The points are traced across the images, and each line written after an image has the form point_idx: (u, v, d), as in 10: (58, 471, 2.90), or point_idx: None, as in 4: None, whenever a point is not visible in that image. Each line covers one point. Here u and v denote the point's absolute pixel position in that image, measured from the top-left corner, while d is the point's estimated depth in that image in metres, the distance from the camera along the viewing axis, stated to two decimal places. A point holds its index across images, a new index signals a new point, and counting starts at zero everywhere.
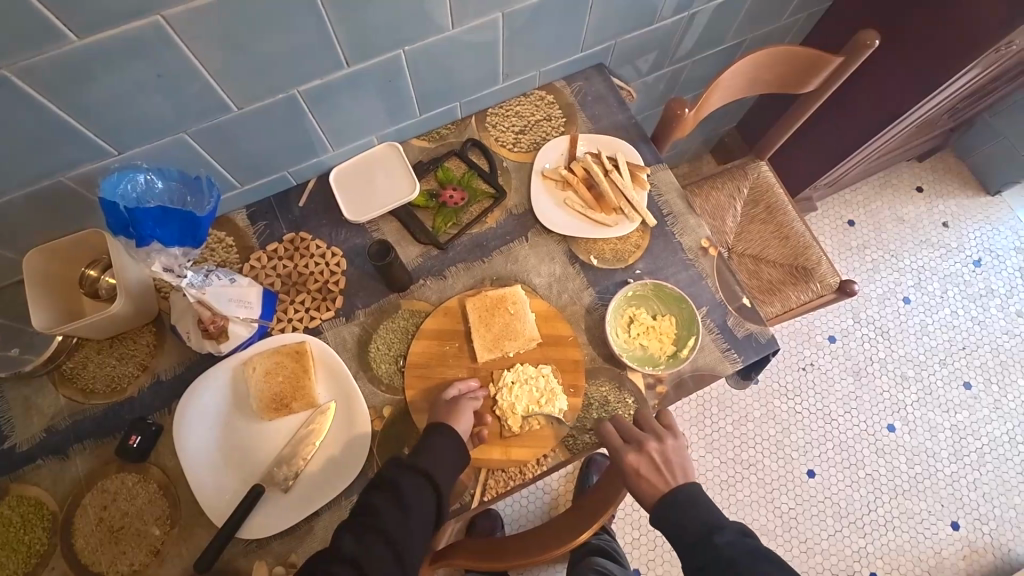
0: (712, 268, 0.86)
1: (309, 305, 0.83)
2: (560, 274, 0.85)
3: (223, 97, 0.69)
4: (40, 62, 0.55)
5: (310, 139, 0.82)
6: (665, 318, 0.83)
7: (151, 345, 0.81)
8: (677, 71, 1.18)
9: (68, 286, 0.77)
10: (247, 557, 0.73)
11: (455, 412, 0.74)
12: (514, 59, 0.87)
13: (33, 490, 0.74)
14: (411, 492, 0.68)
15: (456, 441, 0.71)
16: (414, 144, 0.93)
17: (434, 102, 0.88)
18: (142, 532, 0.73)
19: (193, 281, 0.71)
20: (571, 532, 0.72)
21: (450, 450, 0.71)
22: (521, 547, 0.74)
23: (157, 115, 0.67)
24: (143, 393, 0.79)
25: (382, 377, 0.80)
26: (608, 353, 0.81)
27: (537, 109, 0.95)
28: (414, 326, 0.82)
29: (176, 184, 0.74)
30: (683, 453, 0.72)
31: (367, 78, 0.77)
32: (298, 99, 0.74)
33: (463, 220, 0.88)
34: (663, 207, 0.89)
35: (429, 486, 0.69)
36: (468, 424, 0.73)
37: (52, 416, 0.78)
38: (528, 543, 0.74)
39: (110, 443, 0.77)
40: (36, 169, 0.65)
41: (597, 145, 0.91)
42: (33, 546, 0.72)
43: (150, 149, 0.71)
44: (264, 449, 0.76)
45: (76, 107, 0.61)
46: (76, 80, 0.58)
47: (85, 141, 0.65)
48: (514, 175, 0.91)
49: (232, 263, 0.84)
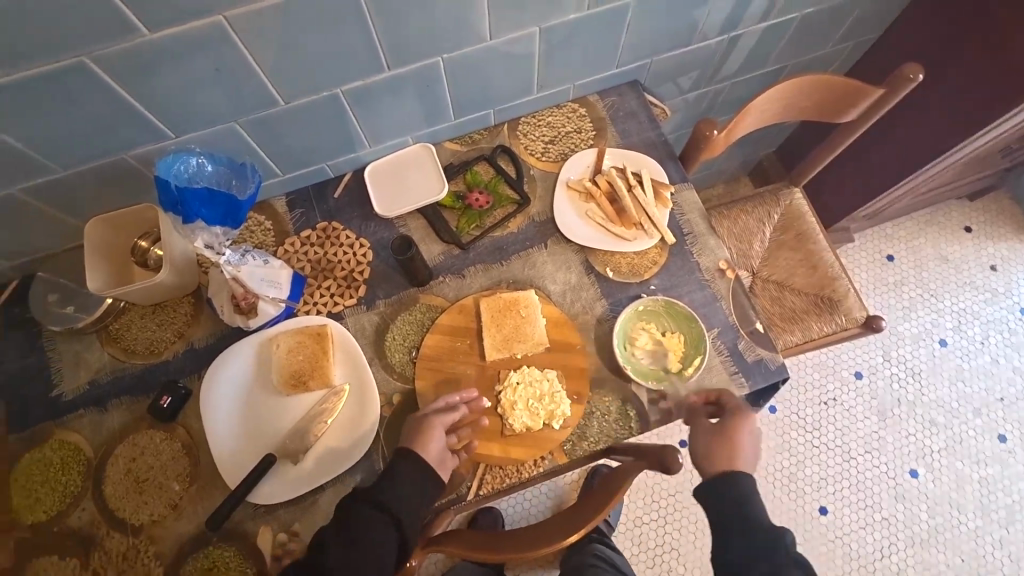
0: (728, 291, 0.87)
1: (333, 291, 0.87)
2: (575, 284, 0.87)
3: (272, 93, 0.74)
4: (113, 52, 0.61)
5: (349, 136, 0.87)
6: (674, 334, 0.83)
7: (188, 315, 0.87)
8: (715, 92, 1.18)
9: (119, 254, 0.84)
10: (254, 521, 0.77)
11: (423, 433, 0.74)
12: (549, 72, 0.90)
13: (73, 436, 0.82)
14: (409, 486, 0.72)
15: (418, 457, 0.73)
16: (446, 146, 0.96)
17: (469, 108, 0.92)
18: (163, 486, 0.79)
19: (231, 259, 0.78)
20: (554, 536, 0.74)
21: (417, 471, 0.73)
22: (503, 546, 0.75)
23: (213, 105, 0.72)
24: (177, 357, 0.85)
25: (394, 366, 0.84)
26: (614, 364, 0.82)
27: (568, 120, 0.97)
28: (429, 320, 0.86)
29: (223, 168, 0.80)
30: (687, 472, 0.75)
31: (405, 82, 0.81)
32: (341, 98, 0.79)
33: (486, 223, 0.91)
34: (684, 226, 0.90)
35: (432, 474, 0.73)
36: (436, 443, 0.74)
37: (96, 371, 0.85)
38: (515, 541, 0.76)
39: (144, 401, 0.83)
40: (103, 147, 0.72)
41: (624, 161, 0.92)
42: (68, 486, 0.79)
43: (204, 136, 0.77)
44: (279, 422, 0.81)
45: (140, 93, 0.67)
46: (144, 69, 0.64)
47: (146, 124, 0.72)
48: (540, 184, 0.93)
49: (268, 245, 0.90)
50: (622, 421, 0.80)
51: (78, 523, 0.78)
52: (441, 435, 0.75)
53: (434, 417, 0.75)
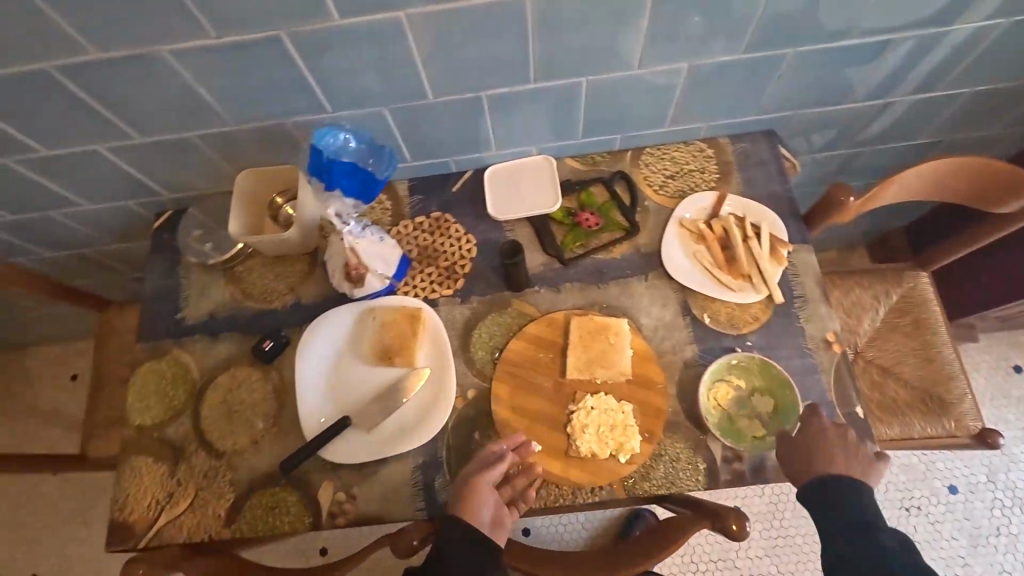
0: (831, 365, 0.81)
1: (434, 278, 0.92)
2: (669, 322, 0.86)
3: (425, 88, 0.79)
4: (306, 31, 0.68)
5: (480, 137, 0.91)
6: (764, 397, 0.79)
7: (302, 273, 0.94)
8: (853, 156, 1.12)
9: (257, 205, 0.93)
10: (319, 474, 0.82)
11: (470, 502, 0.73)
12: (686, 108, 0.90)
13: (186, 357, 0.91)
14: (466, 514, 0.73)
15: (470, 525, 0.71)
16: (567, 162, 0.98)
17: (598, 130, 0.93)
18: (249, 421, 0.86)
19: (352, 230, 0.84)
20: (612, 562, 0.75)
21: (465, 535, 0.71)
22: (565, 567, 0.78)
23: (371, 91, 0.78)
24: (284, 308, 0.93)
25: (475, 361, 0.86)
26: (694, 413, 0.80)
27: (693, 158, 0.96)
28: (517, 326, 0.88)
29: (364, 147, 0.84)
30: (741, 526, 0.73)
31: (547, 96, 0.84)
32: (483, 102, 0.83)
33: (591, 244, 0.92)
34: (795, 288, 0.86)
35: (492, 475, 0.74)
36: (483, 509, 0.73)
37: (216, 304, 0.94)
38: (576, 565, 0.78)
39: (249, 340, 0.91)
40: (272, 112, 0.80)
41: (744, 210, 0.90)
42: (173, 401, 0.88)
43: (354, 115, 0.83)
44: (360, 389, 0.86)
45: (316, 71, 0.74)
46: (326, 50, 0.71)
47: (312, 99, 0.79)
48: (653, 216, 0.92)
49: (384, 224, 0.96)
50: (690, 472, 0.77)
51: (174, 436, 0.87)
52: (488, 502, 0.73)
53: (477, 481, 0.73)
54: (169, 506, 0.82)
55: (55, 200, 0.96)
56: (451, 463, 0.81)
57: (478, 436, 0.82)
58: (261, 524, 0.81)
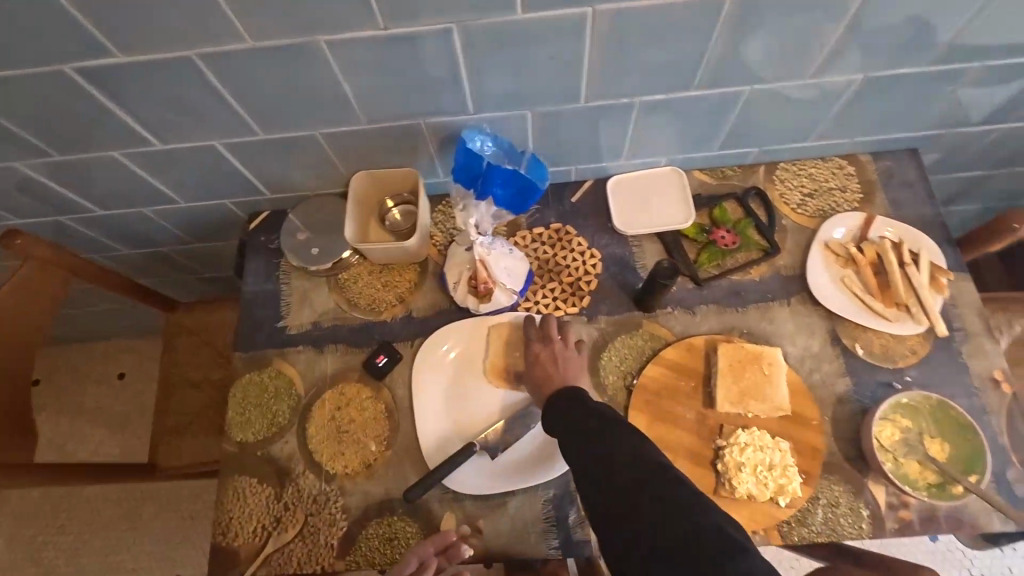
0: (1001, 405, 0.75)
1: (557, 295, 0.85)
2: (817, 352, 0.80)
3: (580, 91, 0.73)
4: (480, 24, 0.62)
5: (615, 145, 0.85)
6: (941, 441, 0.71)
7: (412, 282, 0.89)
8: (982, 179, 1.04)
9: (366, 208, 0.87)
10: (441, 504, 0.76)
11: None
12: (838, 122, 0.83)
13: (289, 369, 0.85)
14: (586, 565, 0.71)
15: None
16: (695, 175, 0.92)
17: (738, 142, 0.87)
18: (361, 442, 0.80)
19: (484, 242, 0.79)
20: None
21: None
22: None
23: (523, 91, 0.72)
24: (394, 320, 0.87)
25: (607, 387, 0.80)
26: (852, 453, 0.74)
27: (832, 176, 0.90)
28: (651, 349, 0.81)
29: (500, 150, 0.76)
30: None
31: (702, 104, 0.78)
32: (635, 108, 0.77)
33: (726, 263, 0.86)
34: (955, 320, 0.80)
35: None
36: None
37: (320, 313, 0.88)
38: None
39: (357, 354, 0.85)
40: (411, 110, 0.74)
41: (896, 233, 0.84)
42: (276, 417, 0.82)
43: (495, 116, 0.76)
44: (481, 412, 0.80)
45: (473, 68, 0.68)
46: (494, 45, 0.65)
47: (458, 97, 0.72)
48: (792, 236, 0.87)
49: (500, 234, 0.90)
50: (852, 519, 0.71)
51: (279, 455, 0.80)
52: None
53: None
54: (277, 532, 0.76)
55: (151, 195, 0.90)
56: None
57: None
58: (379, 556, 0.75)
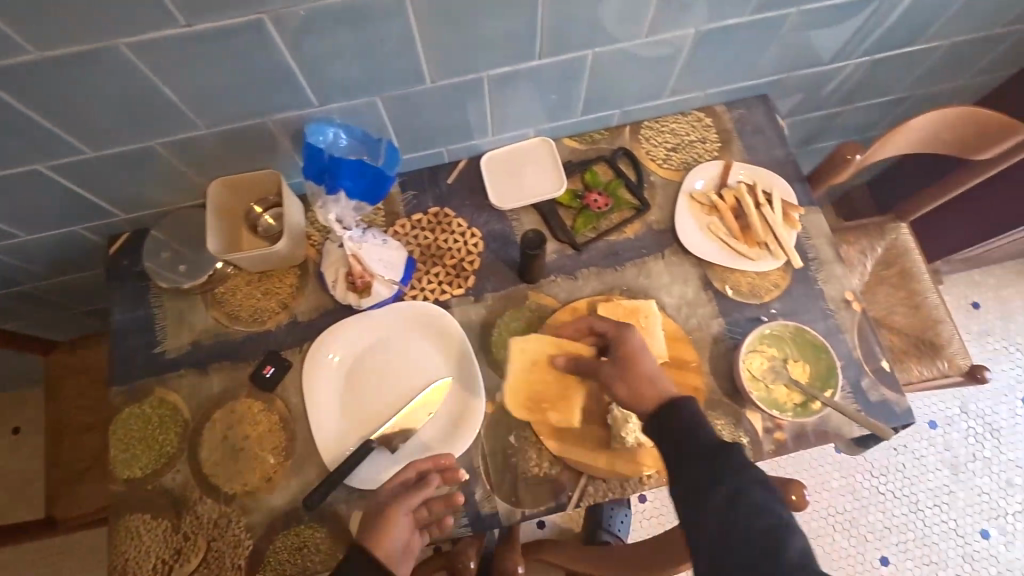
0: (853, 323, 0.83)
1: (442, 278, 0.85)
2: (692, 298, 0.84)
3: (424, 73, 0.71)
4: (297, 14, 0.59)
5: (478, 121, 0.85)
6: (800, 363, 0.77)
7: (293, 287, 0.86)
8: (832, 115, 1.12)
9: (233, 218, 0.84)
10: (348, 504, 0.75)
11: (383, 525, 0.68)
12: (686, 77, 0.87)
13: (172, 396, 0.81)
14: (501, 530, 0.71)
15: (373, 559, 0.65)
16: (565, 143, 0.93)
17: (598, 106, 0.89)
18: (258, 458, 0.78)
19: (353, 235, 0.78)
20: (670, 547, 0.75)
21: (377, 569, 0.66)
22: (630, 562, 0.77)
23: (364, 77, 0.70)
24: (279, 328, 0.84)
25: (500, 362, 0.81)
26: (729, 388, 0.79)
27: (692, 129, 0.94)
28: (539, 319, 0.83)
29: (356, 142, 0.76)
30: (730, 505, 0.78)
31: (552, 73, 0.78)
32: (484, 83, 0.76)
33: (602, 226, 0.88)
34: (809, 251, 0.86)
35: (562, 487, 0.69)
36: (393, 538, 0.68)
37: (199, 332, 0.84)
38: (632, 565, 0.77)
39: (243, 369, 0.82)
40: (249, 108, 0.70)
41: (751, 176, 0.89)
42: (164, 447, 0.79)
43: (345, 107, 0.74)
44: (378, 407, 0.79)
45: (304, 59, 0.65)
46: (316, 33, 0.62)
47: (296, 90, 0.69)
48: (660, 191, 0.90)
49: (378, 225, 0.88)
50: None
51: (171, 485, 0.77)
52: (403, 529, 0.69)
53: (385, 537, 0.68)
54: (179, 564, 0.74)
55: None
56: (490, 472, 0.77)
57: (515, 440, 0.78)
58: (289, 566, 0.73)
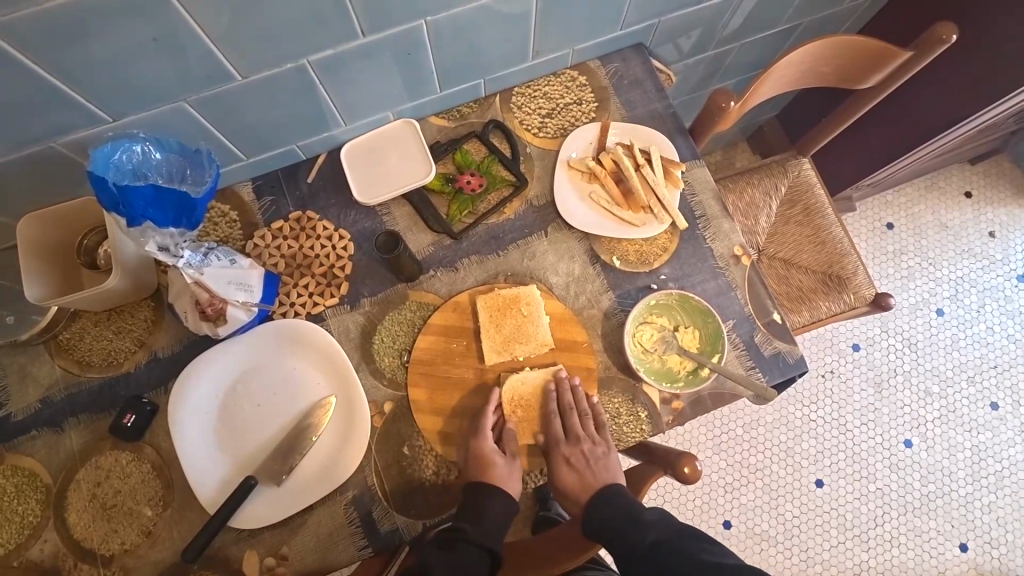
0: (743, 279, 0.80)
1: (312, 289, 0.79)
2: (579, 275, 0.80)
3: (225, 64, 0.63)
4: (21, 20, 0.50)
5: (323, 112, 0.76)
6: (688, 329, 0.77)
7: (149, 321, 0.78)
8: (720, 55, 1.07)
9: (63, 256, 0.74)
10: (238, 545, 0.71)
11: (487, 465, 0.69)
12: (547, 36, 0.80)
13: (27, 460, 0.73)
14: (479, 522, 0.67)
15: (476, 507, 0.67)
16: (432, 122, 0.86)
17: (456, 79, 0.81)
18: (134, 512, 0.72)
19: (191, 261, 0.66)
20: (613, 469, 0.73)
21: (476, 513, 0.67)
22: (595, 506, 0.70)
23: (156, 79, 0.61)
24: (139, 369, 0.76)
25: (384, 371, 0.77)
26: (623, 364, 0.77)
27: (567, 90, 0.88)
28: (421, 319, 0.78)
29: (175, 156, 0.69)
30: (610, 463, 0.73)
31: (384, 52, 0.70)
32: (309, 69, 0.68)
33: (479, 209, 0.82)
34: (695, 209, 0.83)
35: (479, 494, 0.68)
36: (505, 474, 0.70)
37: (47, 386, 0.76)
38: (604, 516, 0.69)
39: (104, 419, 0.75)
40: (27, 132, 0.61)
41: (629, 136, 0.84)
42: (26, 517, 0.71)
43: (148, 117, 0.66)
44: (259, 440, 0.73)
45: (61, 69, 0.56)
46: (61, 38, 0.53)
47: (71, 104, 0.61)
48: (538, 163, 0.85)
49: (235, 240, 0.80)
50: (632, 423, 0.75)
51: (41, 556, 0.70)
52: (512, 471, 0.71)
53: None
54: None
55: None
56: (386, 489, 0.73)
57: (409, 451, 0.74)
58: None
